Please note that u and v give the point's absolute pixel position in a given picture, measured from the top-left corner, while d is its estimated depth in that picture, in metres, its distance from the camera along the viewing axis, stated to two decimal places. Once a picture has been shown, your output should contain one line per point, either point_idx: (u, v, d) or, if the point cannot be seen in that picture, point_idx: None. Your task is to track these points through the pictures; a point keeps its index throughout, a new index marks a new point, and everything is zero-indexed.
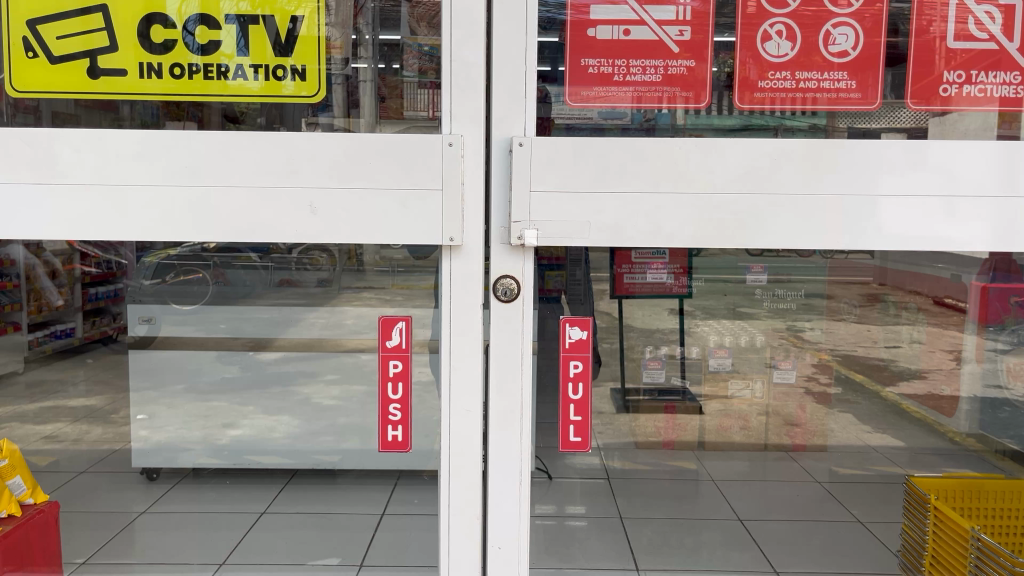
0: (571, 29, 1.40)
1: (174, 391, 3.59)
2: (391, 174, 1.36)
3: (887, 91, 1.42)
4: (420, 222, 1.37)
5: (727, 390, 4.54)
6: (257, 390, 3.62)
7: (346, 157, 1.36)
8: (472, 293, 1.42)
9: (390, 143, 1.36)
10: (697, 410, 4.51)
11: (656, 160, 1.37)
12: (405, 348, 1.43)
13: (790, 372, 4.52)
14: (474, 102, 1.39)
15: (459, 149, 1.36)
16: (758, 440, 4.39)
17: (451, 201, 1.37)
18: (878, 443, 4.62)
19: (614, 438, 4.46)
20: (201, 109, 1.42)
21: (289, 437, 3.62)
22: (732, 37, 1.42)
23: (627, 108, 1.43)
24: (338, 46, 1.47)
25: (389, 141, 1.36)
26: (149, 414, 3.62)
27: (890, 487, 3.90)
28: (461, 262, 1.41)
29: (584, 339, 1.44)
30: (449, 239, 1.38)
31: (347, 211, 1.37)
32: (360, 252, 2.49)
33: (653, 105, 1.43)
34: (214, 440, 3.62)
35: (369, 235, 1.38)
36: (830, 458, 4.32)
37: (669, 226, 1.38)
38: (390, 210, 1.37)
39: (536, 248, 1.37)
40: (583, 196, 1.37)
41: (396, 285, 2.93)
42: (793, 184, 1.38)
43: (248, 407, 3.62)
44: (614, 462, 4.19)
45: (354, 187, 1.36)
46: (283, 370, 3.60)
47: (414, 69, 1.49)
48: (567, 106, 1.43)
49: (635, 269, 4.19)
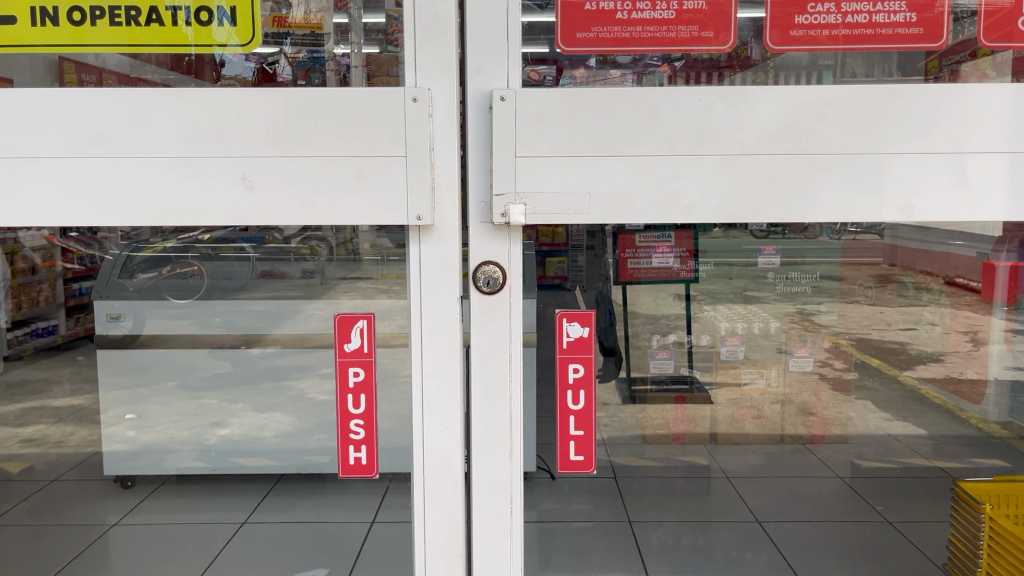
0: (562, 7, 1.14)
1: (166, 387, 3.36)
2: (341, 140, 1.10)
3: (893, 68, 1.16)
4: (381, 197, 1.11)
5: (739, 379, 4.37)
6: (247, 386, 3.37)
7: (287, 116, 1.10)
8: (449, 283, 1.16)
9: (341, 98, 1.09)
10: (708, 400, 4.28)
11: (665, 115, 1.11)
12: (367, 353, 1.17)
13: (805, 360, 4.42)
14: (445, 50, 1.13)
15: (425, 105, 1.10)
16: (775, 431, 4.24)
17: (418, 168, 1.11)
18: (899, 432, 4.35)
19: (620, 431, 4.22)
20: (186, 73, 1.17)
21: (280, 436, 3.36)
22: (760, 12, 1.16)
23: (629, 83, 1.17)
24: (317, 21, 1.25)
25: (338, 96, 1.09)
26: (137, 414, 3.35)
27: (915, 481, 3.64)
28: (433, 246, 1.15)
29: (586, 338, 1.18)
30: (417, 218, 1.12)
31: (290, 186, 1.11)
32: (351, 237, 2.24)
33: (652, 47, 1.16)
34: (203, 440, 3.39)
35: (317, 214, 1.11)
36: (851, 449, 4.09)
37: (687, 199, 1.12)
38: (343, 184, 1.11)
39: (523, 227, 1.12)
40: (576, 164, 1.11)
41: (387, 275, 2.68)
42: (841, 143, 1.11)
43: (237, 404, 3.36)
44: (620, 459, 3.96)
45: (297, 156, 1.10)
46: (275, 365, 3.35)
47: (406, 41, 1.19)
48: (571, 86, 1.16)
49: (640, 254, 3.83)
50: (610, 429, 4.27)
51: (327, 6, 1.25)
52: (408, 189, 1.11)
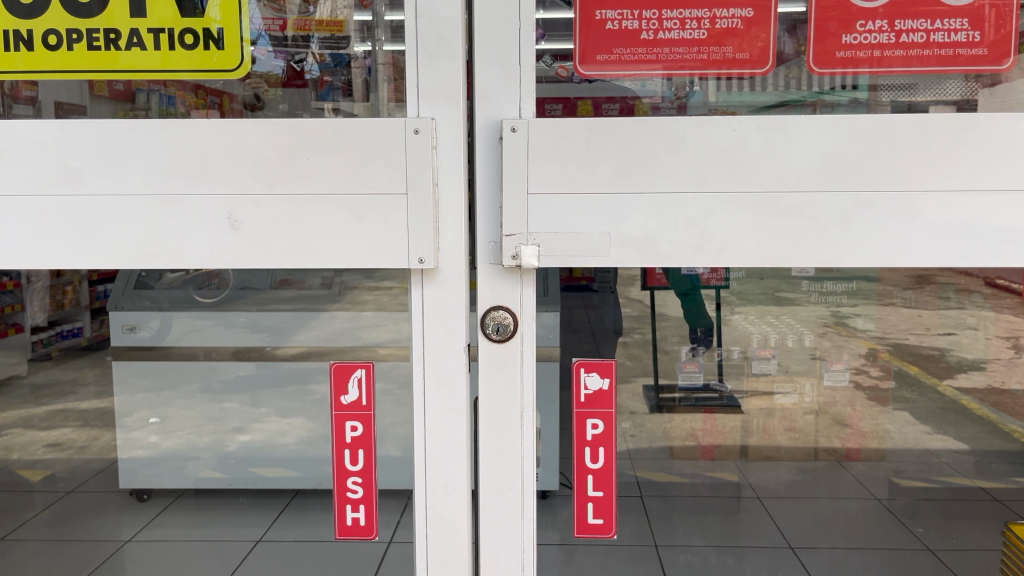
0: (579, 12, 1.03)
1: (189, 390, 3.08)
2: (337, 177, 1.00)
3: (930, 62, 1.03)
4: (380, 239, 1.01)
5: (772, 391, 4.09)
6: (272, 389, 3.05)
7: (277, 150, 1.00)
8: (454, 331, 1.06)
9: (336, 130, 1.00)
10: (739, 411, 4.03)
11: (694, 147, 0.99)
12: (366, 406, 1.08)
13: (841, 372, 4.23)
14: (450, 75, 1.02)
15: (428, 137, 1.00)
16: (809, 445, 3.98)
17: (421, 208, 1.00)
18: (940, 447, 4.16)
19: (648, 443, 4.06)
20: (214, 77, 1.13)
21: (301, 443, 3.08)
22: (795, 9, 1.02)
23: (659, 79, 1.05)
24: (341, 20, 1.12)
25: (332, 128, 1.00)
26: (160, 418, 3.12)
27: (957, 504, 3.48)
28: (436, 291, 1.04)
29: (605, 391, 1.07)
30: (418, 261, 1.02)
31: (280, 226, 1.01)
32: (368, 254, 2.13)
33: (683, 70, 1.04)
34: (223, 446, 3.14)
35: (309, 258, 1.02)
36: (889, 466, 3.91)
37: (719, 240, 1.00)
38: (338, 224, 1.01)
39: (536, 271, 1.01)
40: (594, 202, 1.00)
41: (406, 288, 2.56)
42: (894, 180, 0.99)
43: (260, 408, 3.07)
44: (646, 473, 3.82)
45: (288, 194, 1.00)
46: (300, 367, 3.03)
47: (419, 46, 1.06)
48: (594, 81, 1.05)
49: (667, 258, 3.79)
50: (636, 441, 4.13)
51: (350, 2, 1.11)
52: (409, 230, 1.01)
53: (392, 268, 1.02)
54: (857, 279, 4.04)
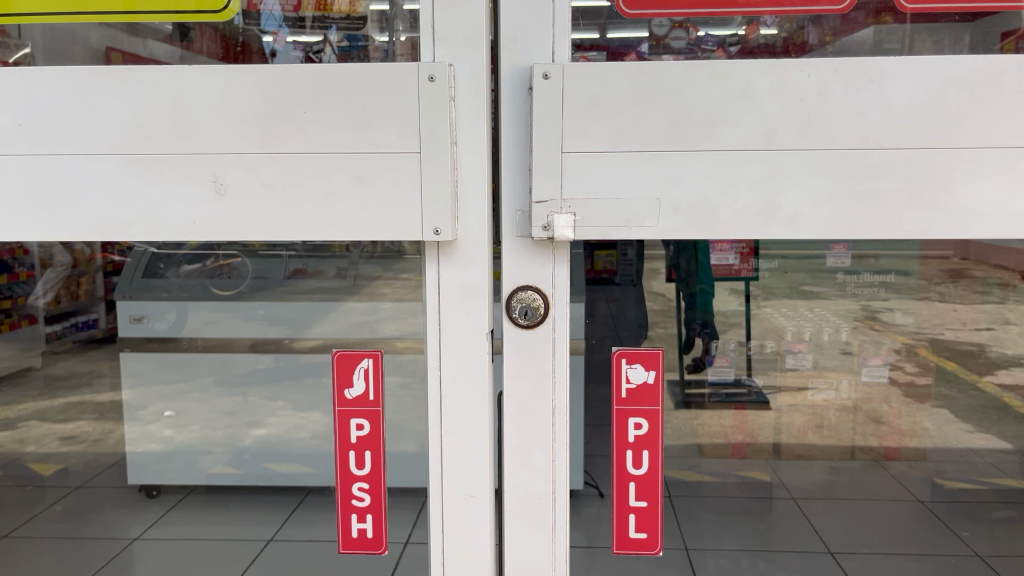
0: None
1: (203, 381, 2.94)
2: (340, 133, 0.86)
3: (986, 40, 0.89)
4: (389, 206, 0.86)
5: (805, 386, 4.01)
6: (288, 382, 2.90)
7: (270, 101, 0.86)
8: (476, 313, 0.91)
9: (337, 77, 0.85)
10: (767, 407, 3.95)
11: (761, 95, 0.83)
12: (374, 400, 0.94)
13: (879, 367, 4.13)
14: (472, 15, 0.87)
15: (445, 86, 0.85)
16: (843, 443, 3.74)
17: (437, 170, 0.85)
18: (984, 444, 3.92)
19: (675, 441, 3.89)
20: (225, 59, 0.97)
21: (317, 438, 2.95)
22: None
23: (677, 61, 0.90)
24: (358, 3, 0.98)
25: (333, 75, 0.85)
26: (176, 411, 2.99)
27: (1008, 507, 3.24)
28: (455, 268, 0.90)
29: (651, 385, 0.92)
30: (434, 232, 0.87)
31: (275, 192, 0.87)
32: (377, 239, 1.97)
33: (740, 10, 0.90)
34: (237, 441, 3.03)
35: (308, 228, 0.87)
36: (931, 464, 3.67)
37: (789, 207, 0.84)
38: (340, 190, 0.86)
39: (571, 244, 0.86)
40: (640, 162, 0.85)
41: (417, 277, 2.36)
42: (1003, 135, 0.83)
43: (277, 403, 2.94)
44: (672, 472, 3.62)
45: (282, 154, 0.86)
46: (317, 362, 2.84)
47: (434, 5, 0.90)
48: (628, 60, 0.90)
49: None
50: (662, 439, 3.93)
51: None
52: (423, 194, 0.86)
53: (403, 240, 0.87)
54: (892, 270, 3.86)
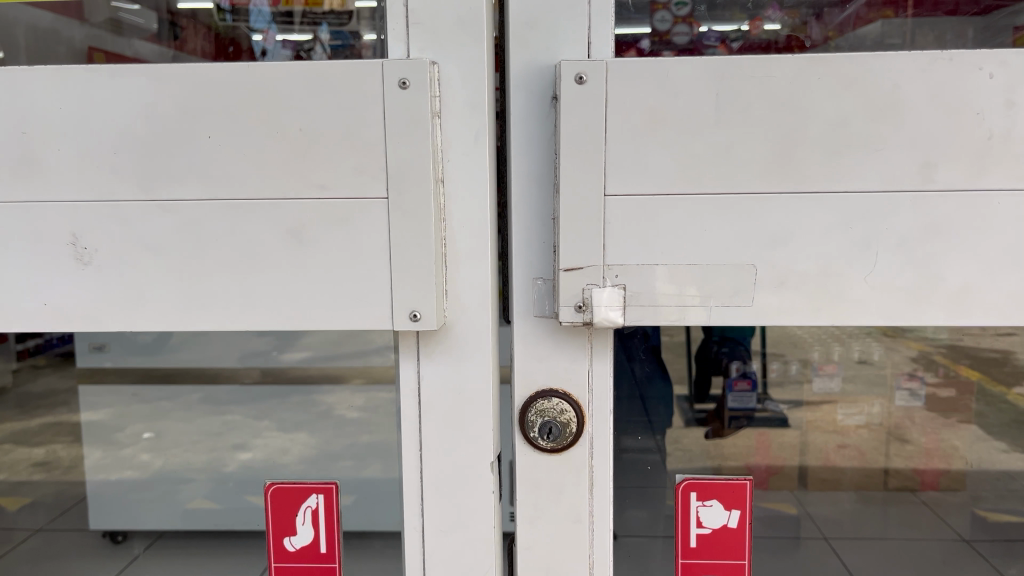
0: None
1: None
2: (266, 171, 0.56)
3: None
4: (342, 279, 0.57)
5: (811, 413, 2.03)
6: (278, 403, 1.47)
7: (157, 122, 0.56)
8: (474, 431, 0.61)
9: (254, 82, 0.55)
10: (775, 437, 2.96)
11: (917, 108, 0.54)
12: (327, 554, 0.64)
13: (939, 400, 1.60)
14: None
15: (425, 93, 0.55)
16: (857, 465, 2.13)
17: (414, 227, 0.56)
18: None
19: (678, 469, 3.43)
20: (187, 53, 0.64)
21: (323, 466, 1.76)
22: None
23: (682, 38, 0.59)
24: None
25: (248, 78, 0.55)
26: None
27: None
28: (442, 367, 0.60)
29: (735, 530, 0.64)
30: (411, 318, 0.57)
31: (168, 261, 0.57)
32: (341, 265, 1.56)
33: None
34: None
35: (219, 313, 0.57)
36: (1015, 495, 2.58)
37: (957, 275, 0.55)
38: (267, 256, 0.57)
39: (616, 325, 0.57)
40: (726, 209, 0.56)
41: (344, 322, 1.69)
42: None
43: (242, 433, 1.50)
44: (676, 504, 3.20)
45: (177, 202, 0.56)
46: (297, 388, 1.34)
47: None
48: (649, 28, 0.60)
49: None
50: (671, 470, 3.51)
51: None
52: (392, 263, 0.56)
53: (362, 330, 0.57)
54: None
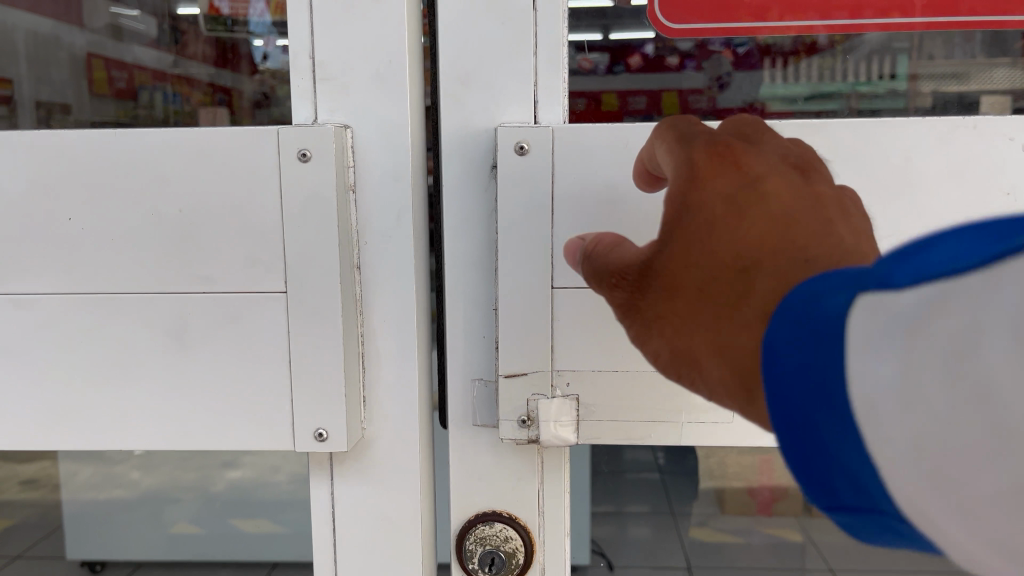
0: None
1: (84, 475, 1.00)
2: (140, 261, 0.46)
3: None
4: (233, 391, 0.47)
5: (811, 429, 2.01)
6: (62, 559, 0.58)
7: (8, 204, 0.46)
8: (399, 564, 0.51)
9: (120, 154, 0.45)
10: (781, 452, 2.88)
11: (930, 190, 0.44)
12: None
13: None
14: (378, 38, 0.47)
15: (327, 168, 0.45)
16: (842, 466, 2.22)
17: (318, 331, 0.46)
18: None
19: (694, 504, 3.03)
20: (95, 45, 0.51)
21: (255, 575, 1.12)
22: None
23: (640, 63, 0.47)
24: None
25: (113, 150, 0.45)
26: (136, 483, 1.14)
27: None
28: (363, 490, 0.51)
29: None
30: (316, 437, 0.47)
31: (26, 368, 0.47)
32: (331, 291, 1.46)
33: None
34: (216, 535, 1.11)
35: (87, 430, 0.48)
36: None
37: None
38: (142, 365, 0.47)
39: (567, 444, 0.48)
40: None
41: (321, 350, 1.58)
42: None
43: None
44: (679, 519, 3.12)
45: (33, 297, 0.47)
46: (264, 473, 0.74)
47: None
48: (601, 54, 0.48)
49: None
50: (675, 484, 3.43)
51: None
52: (293, 373, 0.47)
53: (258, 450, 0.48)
54: None
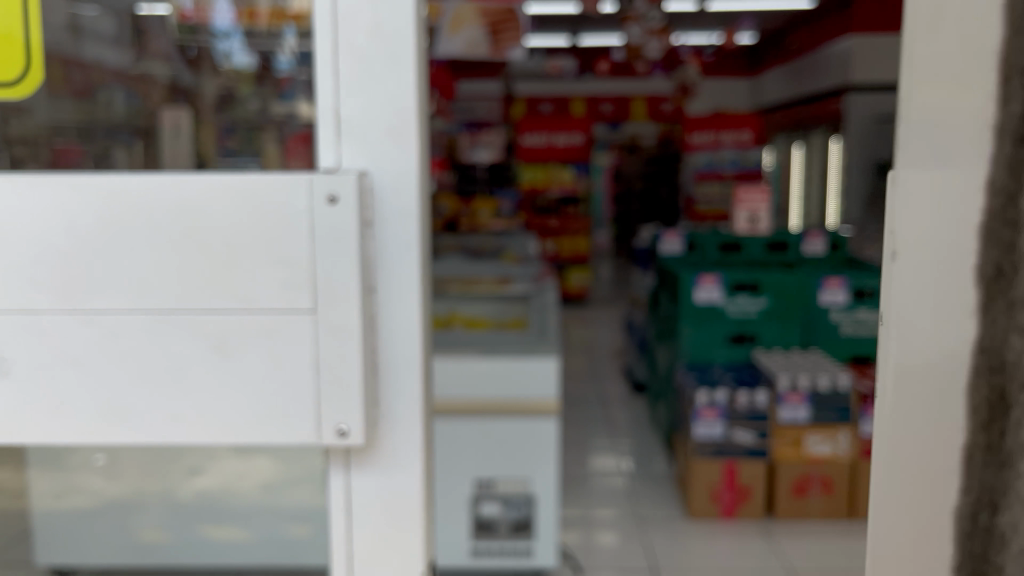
0: None
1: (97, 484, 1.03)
2: (193, 286, 0.56)
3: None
4: (266, 393, 0.57)
5: (801, 448, 2.65)
6: None
7: (81, 232, 0.57)
8: (399, 539, 0.63)
9: (183, 198, 0.56)
10: (806, 444, 2.66)
11: None
12: None
13: (797, 413, 2.62)
14: (389, 103, 0.58)
15: (345, 207, 0.55)
16: (802, 467, 2.67)
17: (341, 347, 0.56)
18: None
19: (665, 472, 3.10)
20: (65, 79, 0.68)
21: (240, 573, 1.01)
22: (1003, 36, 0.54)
23: None
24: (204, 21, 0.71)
25: (177, 195, 0.56)
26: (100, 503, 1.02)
27: None
28: (371, 478, 0.63)
29: None
30: (337, 431, 0.57)
31: (91, 374, 0.58)
32: (462, 364, 1.86)
33: None
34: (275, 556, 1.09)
35: (143, 425, 0.58)
36: None
37: None
38: (193, 371, 0.57)
39: None
40: None
41: (459, 410, 1.90)
42: None
43: None
44: (655, 463, 3.19)
45: (102, 313, 0.57)
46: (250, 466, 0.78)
47: (354, 65, 0.58)
48: None
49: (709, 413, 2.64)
50: (647, 435, 3.50)
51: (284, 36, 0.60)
52: (320, 383, 0.57)
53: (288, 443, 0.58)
54: None
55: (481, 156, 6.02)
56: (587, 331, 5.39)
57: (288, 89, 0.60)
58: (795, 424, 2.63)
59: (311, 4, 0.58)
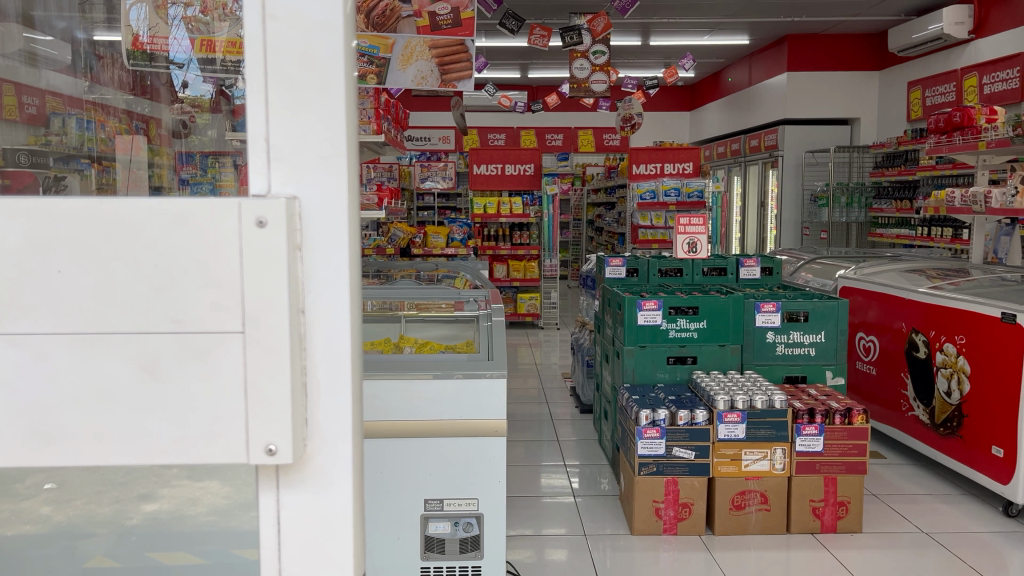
0: None
1: None
2: (124, 305, 0.62)
3: None
4: (195, 413, 0.63)
5: (740, 466, 2.76)
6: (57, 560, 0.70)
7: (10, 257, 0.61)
8: (329, 558, 0.67)
9: (111, 227, 0.62)
10: (746, 460, 2.76)
11: None
12: None
13: (736, 429, 2.73)
14: (315, 135, 0.64)
15: (276, 232, 0.62)
16: (741, 484, 2.77)
17: (272, 365, 0.63)
18: (977, 476, 3.01)
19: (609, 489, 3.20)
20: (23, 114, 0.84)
21: None
22: None
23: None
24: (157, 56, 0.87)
25: (107, 226, 0.62)
26: None
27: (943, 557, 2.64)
28: (299, 496, 0.67)
29: None
30: (267, 452, 0.64)
31: (16, 396, 0.62)
32: (412, 383, 1.95)
33: None
34: None
35: (71, 446, 0.63)
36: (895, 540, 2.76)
37: None
38: (121, 389, 0.63)
39: None
40: None
41: (413, 431, 1.97)
42: None
43: None
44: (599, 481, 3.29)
45: (25, 336, 0.62)
46: None
47: (277, 99, 0.64)
48: None
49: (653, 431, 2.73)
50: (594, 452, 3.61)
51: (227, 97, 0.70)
52: (249, 400, 0.63)
53: (221, 460, 0.64)
54: (875, 284, 3.73)
55: (434, 185, 6.15)
56: (537, 354, 5.51)
57: (239, 116, 0.67)
58: (733, 440, 2.74)
59: (245, 39, 0.64)
